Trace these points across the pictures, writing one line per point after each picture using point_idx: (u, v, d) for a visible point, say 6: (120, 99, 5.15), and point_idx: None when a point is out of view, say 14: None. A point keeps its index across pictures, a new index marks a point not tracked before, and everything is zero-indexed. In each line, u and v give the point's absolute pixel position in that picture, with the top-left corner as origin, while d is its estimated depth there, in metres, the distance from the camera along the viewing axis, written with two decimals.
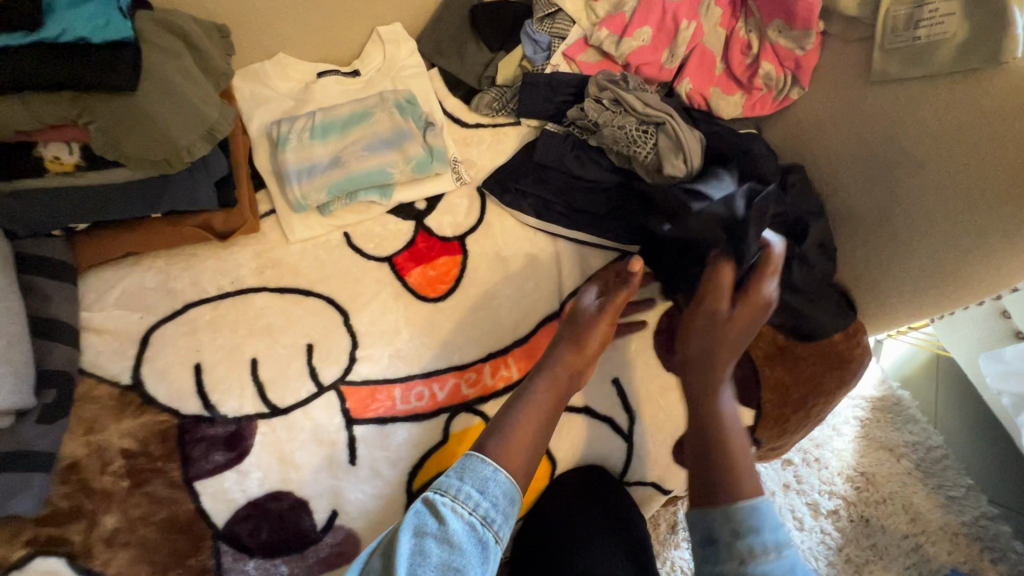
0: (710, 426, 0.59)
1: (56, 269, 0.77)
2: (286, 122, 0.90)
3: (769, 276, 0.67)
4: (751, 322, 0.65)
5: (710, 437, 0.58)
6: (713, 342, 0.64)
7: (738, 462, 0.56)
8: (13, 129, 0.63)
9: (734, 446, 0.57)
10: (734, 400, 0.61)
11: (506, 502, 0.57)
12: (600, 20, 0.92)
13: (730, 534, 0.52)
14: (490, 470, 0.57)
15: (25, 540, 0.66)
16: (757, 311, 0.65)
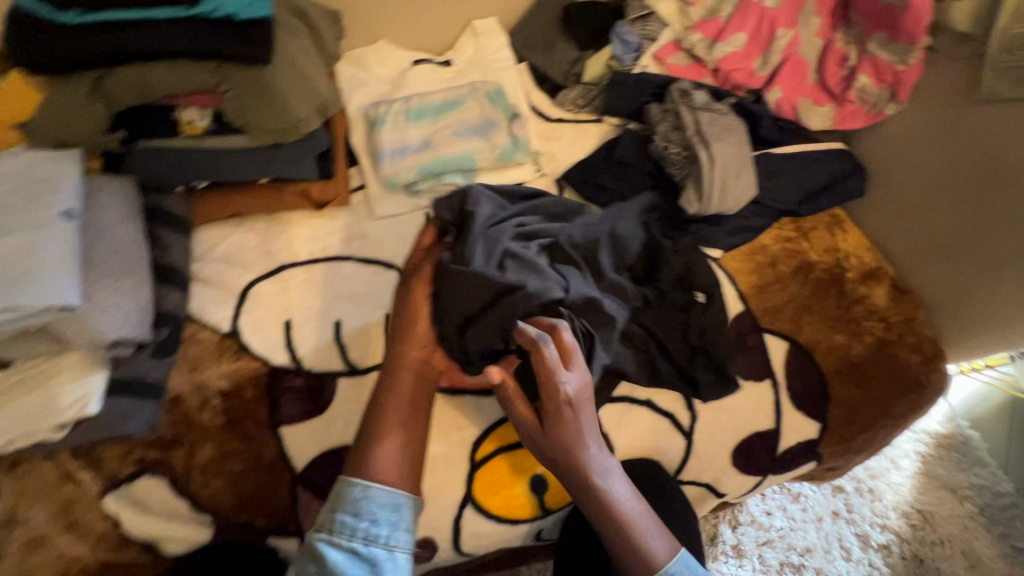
0: (598, 512, 0.64)
1: (176, 222, 0.85)
2: (384, 105, 0.96)
3: (549, 370, 0.60)
4: (563, 421, 0.62)
5: (612, 529, 0.64)
6: (545, 449, 0.65)
7: (635, 540, 0.63)
8: (162, 93, 0.71)
9: (630, 527, 0.63)
10: (626, 483, 0.66)
11: (389, 512, 0.63)
12: (694, 24, 0.95)
13: None
14: (358, 489, 0.63)
15: (134, 459, 0.75)
16: (564, 411, 0.62)
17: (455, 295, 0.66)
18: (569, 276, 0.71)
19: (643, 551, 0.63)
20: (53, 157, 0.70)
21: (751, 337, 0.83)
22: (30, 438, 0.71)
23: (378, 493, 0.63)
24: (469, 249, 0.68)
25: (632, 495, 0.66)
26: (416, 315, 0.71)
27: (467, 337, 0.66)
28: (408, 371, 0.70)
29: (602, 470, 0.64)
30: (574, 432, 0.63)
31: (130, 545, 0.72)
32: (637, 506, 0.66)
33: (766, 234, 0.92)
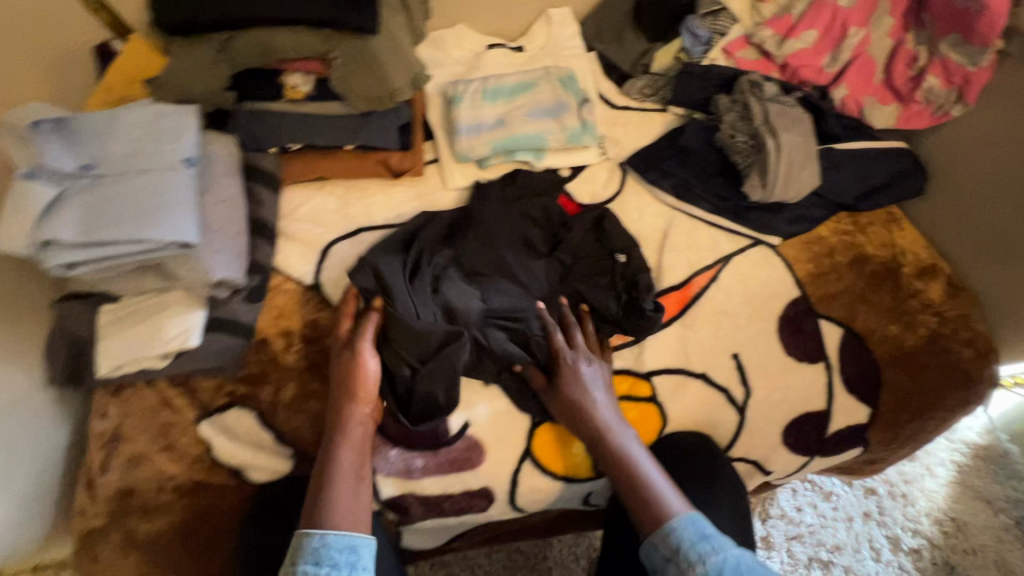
0: (611, 466, 0.74)
1: (269, 180, 0.92)
2: (462, 83, 1.01)
3: (557, 344, 0.82)
4: (573, 383, 0.79)
5: (625, 486, 0.73)
6: (562, 415, 0.79)
7: (647, 495, 0.71)
8: (276, 56, 0.77)
9: (640, 482, 0.72)
10: (643, 452, 0.75)
11: (347, 554, 0.64)
12: (765, 21, 0.98)
13: (670, 553, 0.65)
14: (315, 539, 0.64)
15: (225, 393, 0.81)
16: (573, 375, 0.80)
17: (415, 347, 0.80)
18: (454, 297, 0.85)
19: (653, 505, 0.70)
20: (177, 112, 0.77)
21: (807, 322, 0.87)
22: (134, 366, 0.79)
23: (333, 538, 0.64)
24: (414, 317, 0.81)
25: (648, 461, 0.75)
26: (356, 376, 0.77)
27: (414, 381, 0.80)
28: (356, 423, 0.75)
29: (615, 431, 0.76)
30: (583, 393, 0.78)
31: (218, 469, 0.79)
32: (655, 472, 0.73)
33: (825, 226, 0.94)
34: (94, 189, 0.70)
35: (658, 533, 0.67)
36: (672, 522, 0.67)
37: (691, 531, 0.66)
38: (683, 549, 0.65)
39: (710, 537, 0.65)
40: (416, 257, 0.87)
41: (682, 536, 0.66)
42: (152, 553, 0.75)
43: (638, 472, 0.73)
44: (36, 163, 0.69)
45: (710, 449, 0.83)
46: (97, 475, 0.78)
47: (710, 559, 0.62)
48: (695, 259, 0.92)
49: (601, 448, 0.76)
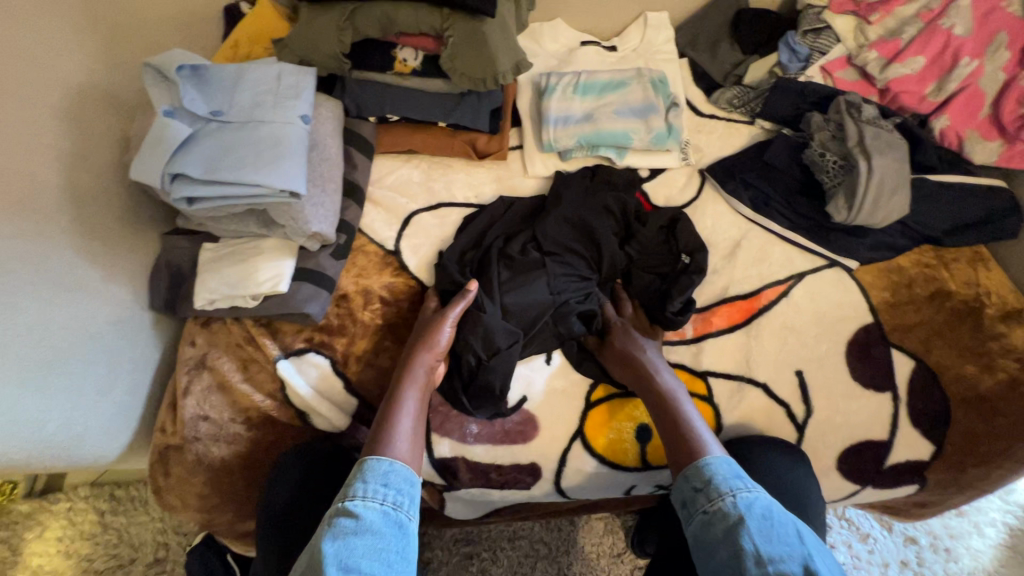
0: (654, 410, 0.78)
1: (365, 147, 0.96)
2: (556, 76, 1.03)
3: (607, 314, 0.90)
4: (624, 338, 0.85)
5: (669, 432, 0.75)
6: (618, 372, 0.84)
7: (689, 436, 0.73)
8: (399, 29, 0.84)
9: (682, 423, 0.75)
10: (691, 406, 0.78)
11: (407, 486, 0.68)
12: (870, 42, 0.97)
13: (703, 483, 0.68)
14: (382, 463, 0.68)
15: (304, 337, 0.86)
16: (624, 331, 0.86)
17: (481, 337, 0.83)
18: (521, 292, 0.86)
19: (691, 441, 0.72)
20: (299, 71, 0.83)
21: (878, 350, 0.86)
22: (227, 302, 0.84)
23: (397, 467, 0.69)
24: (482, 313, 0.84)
25: (694, 410, 0.77)
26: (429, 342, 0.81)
27: (480, 368, 0.82)
28: (420, 377, 0.79)
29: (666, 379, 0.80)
30: (636, 343, 0.84)
31: (289, 408, 0.85)
32: (697, 418, 0.76)
33: (905, 257, 0.92)
34: (221, 133, 0.77)
35: (692, 466, 0.70)
36: (705, 457, 0.70)
37: (724, 469, 0.68)
38: (715, 482, 0.67)
39: (742, 478, 0.68)
40: (480, 255, 0.90)
41: (715, 471, 0.68)
42: (218, 472, 0.83)
43: (679, 415, 0.76)
44: (174, 104, 0.77)
45: (775, 446, 0.81)
46: (181, 397, 0.82)
47: (741, 493, 0.65)
48: (767, 273, 0.92)
49: (647, 394, 0.80)
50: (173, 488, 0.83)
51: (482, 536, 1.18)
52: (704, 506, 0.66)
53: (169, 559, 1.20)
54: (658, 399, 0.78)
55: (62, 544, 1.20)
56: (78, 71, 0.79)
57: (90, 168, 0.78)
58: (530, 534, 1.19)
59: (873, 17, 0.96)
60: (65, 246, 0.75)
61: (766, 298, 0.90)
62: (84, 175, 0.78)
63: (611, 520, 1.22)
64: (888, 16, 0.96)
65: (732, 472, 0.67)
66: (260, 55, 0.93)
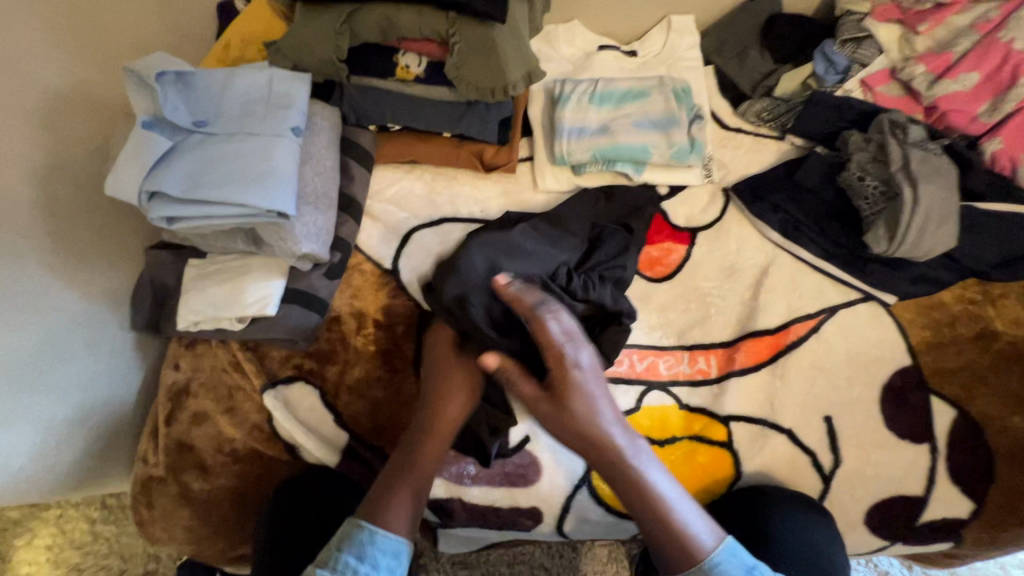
0: (622, 490, 0.65)
1: (364, 158, 0.90)
2: (570, 83, 0.95)
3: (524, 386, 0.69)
4: (565, 416, 0.67)
5: (647, 518, 0.63)
6: (564, 427, 0.67)
7: (672, 526, 0.62)
8: (401, 34, 0.77)
9: (663, 512, 0.63)
10: (665, 477, 0.65)
11: (388, 559, 0.63)
12: (917, 55, 0.89)
13: None
14: (364, 533, 0.63)
15: (293, 364, 0.81)
16: (559, 403, 0.67)
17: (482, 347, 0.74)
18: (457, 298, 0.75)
19: (680, 535, 0.62)
20: (292, 78, 0.77)
21: (915, 397, 0.79)
22: (212, 324, 0.79)
23: (383, 538, 0.63)
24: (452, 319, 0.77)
25: (671, 484, 0.65)
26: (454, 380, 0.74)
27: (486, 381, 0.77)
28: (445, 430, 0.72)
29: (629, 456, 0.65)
30: (582, 412, 0.66)
31: (276, 441, 0.79)
32: (681, 498, 0.64)
33: (948, 291, 0.84)
34: (205, 145, 0.72)
35: (690, 570, 0.61)
36: (713, 556, 0.61)
37: (736, 565, 0.61)
38: None
39: (756, 570, 0.61)
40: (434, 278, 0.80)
41: (727, 569, 0.61)
42: (200, 506, 0.78)
43: (654, 504, 0.63)
44: (155, 112, 0.72)
45: (799, 500, 0.74)
46: (163, 425, 0.78)
47: None
48: (796, 305, 0.85)
49: (608, 468, 0.66)
50: (157, 521, 0.78)
51: (480, 560, 1.08)
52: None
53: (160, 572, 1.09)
54: (629, 479, 0.65)
55: (51, 552, 1.09)
56: (55, 76, 0.73)
57: (67, 181, 0.73)
58: (530, 559, 1.09)
59: (921, 27, 0.89)
60: (38, 267, 0.71)
61: (792, 334, 0.83)
62: (59, 188, 0.73)
63: (614, 547, 1.13)
64: (939, 26, 0.88)
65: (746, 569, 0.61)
66: (253, 57, 0.87)
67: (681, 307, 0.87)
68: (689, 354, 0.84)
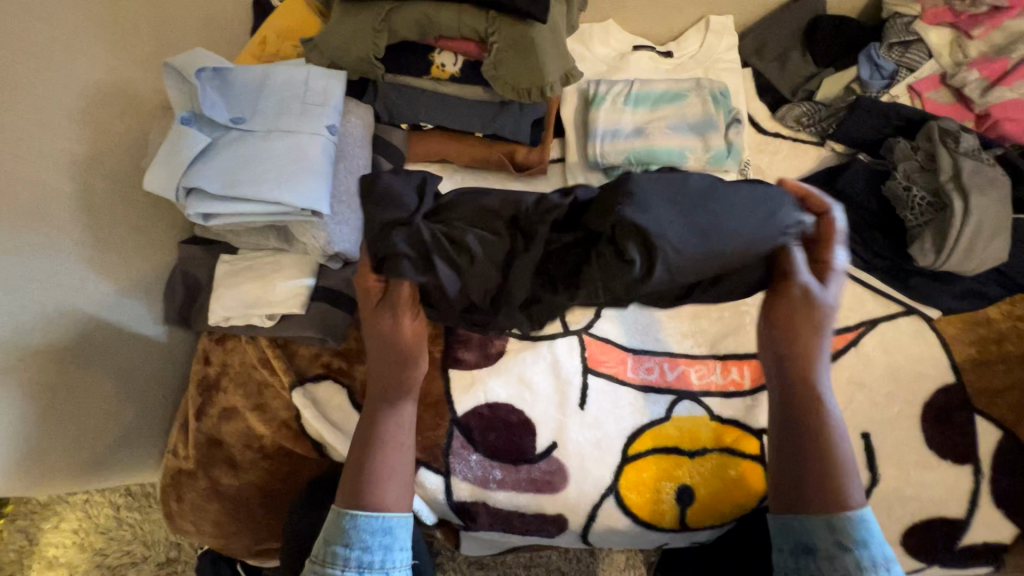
0: (796, 420, 0.57)
1: (395, 157, 0.89)
2: (606, 84, 0.93)
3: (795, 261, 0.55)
4: (807, 333, 0.57)
5: (816, 456, 0.55)
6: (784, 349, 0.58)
7: (832, 471, 0.54)
8: (440, 32, 0.76)
9: (828, 454, 0.55)
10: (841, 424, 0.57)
11: (381, 536, 0.58)
12: (971, 60, 0.86)
13: (837, 544, 0.51)
14: (348, 520, 0.58)
15: (321, 363, 0.81)
16: (812, 312, 0.56)
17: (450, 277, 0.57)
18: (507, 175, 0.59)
19: (831, 482, 0.54)
20: (328, 75, 0.77)
21: (958, 416, 0.76)
22: (242, 319, 0.78)
23: (367, 520, 0.58)
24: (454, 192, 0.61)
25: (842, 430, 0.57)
26: (401, 341, 0.62)
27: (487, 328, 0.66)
28: (410, 395, 0.65)
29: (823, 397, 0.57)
30: (816, 332, 0.57)
31: (304, 438, 0.79)
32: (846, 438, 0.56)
33: (995, 308, 0.81)
34: (241, 141, 0.72)
35: (830, 515, 0.52)
36: (861, 510, 0.52)
37: (875, 531, 0.52)
38: (865, 546, 0.51)
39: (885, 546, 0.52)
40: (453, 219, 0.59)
41: (870, 530, 0.51)
42: (229, 500, 0.78)
43: (823, 441, 0.55)
44: (193, 108, 0.72)
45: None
46: (194, 419, 0.79)
47: (894, 567, 0.50)
48: (835, 317, 0.83)
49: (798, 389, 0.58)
50: (186, 513, 0.79)
51: (496, 560, 1.05)
52: (844, 570, 0.50)
53: (181, 559, 1.10)
54: (812, 408, 0.57)
55: (77, 536, 1.11)
56: (96, 70, 0.74)
57: (105, 174, 0.74)
58: (547, 562, 1.06)
59: (976, 31, 0.86)
60: (75, 260, 0.71)
61: (830, 347, 0.81)
62: (98, 181, 0.73)
63: (633, 553, 1.08)
64: (993, 31, 0.86)
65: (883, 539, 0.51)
66: (288, 52, 0.87)
67: (714, 315, 0.85)
68: (722, 364, 0.82)
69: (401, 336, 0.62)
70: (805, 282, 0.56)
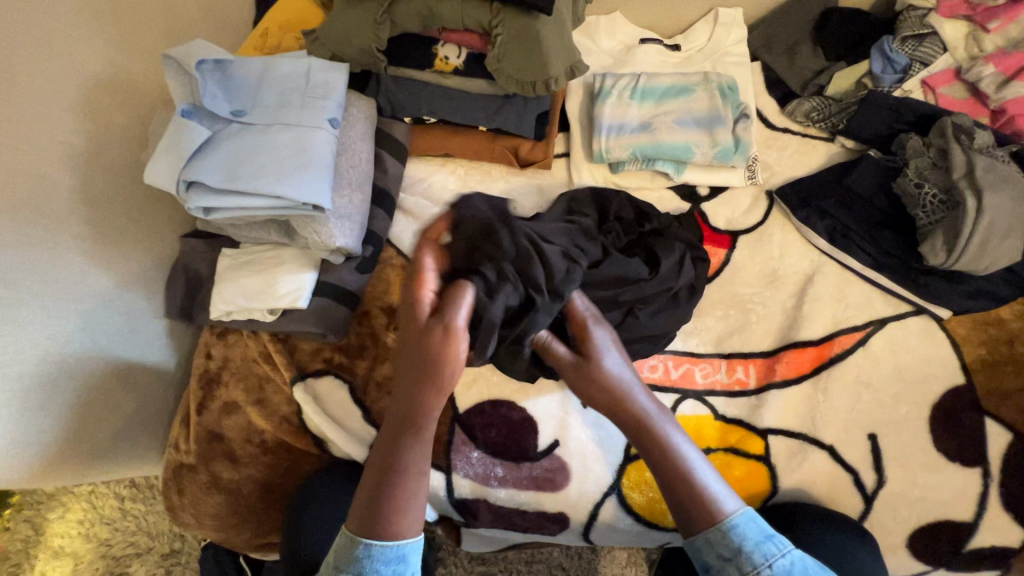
0: (649, 462, 0.62)
1: (397, 150, 0.88)
2: (611, 77, 0.91)
3: (558, 349, 0.68)
4: (598, 382, 0.64)
5: (680, 491, 0.60)
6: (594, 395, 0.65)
7: (700, 493, 0.59)
8: (442, 23, 0.74)
9: (688, 478, 0.60)
10: (692, 447, 0.63)
11: (394, 564, 0.59)
12: (986, 54, 0.84)
13: (719, 557, 0.57)
14: (361, 549, 0.58)
15: (322, 358, 0.80)
16: (590, 369, 0.65)
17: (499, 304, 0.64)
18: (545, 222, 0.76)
19: (704, 503, 0.59)
20: (330, 67, 0.76)
21: (968, 418, 0.75)
22: (243, 314, 0.78)
23: (382, 549, 0.58)
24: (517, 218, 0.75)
25: (696, 451, 0.62)
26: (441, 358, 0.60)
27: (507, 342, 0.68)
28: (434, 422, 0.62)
29: (651, 416, 0.63)
30: (609, 378, 0.65)
31: (305, 434, 0.79)
32: (698, 458, 0.62)
33: (1007, 308, 0.80)
34: (242, 135, 0.71)
35: (706, 533, 0.58)
36: (732, 518, 0.58)
37: (752, 530, 0.58)
38: (747, 550, 0.57)
39: (773, 538, 0.58)
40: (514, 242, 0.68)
41: (744, 534, 0.57)
42: (230, 494, 0.78)
43: (678, 467, 0.61)
44: (194, 101, 0.71)
45: (840, 519, 0.71)
46: (195, 413, 0.79)
47: (778, 561, 0.56)
48: (842, 316, 0.81)
49: (638, 434, 0.63)
50: (187, 507, 0.79)
51: (498, 556, 1.05)
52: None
53: (184, 551, 1.11)
54: (652, 445, 0.62)
55: (83, 526, 1.12)
56: (96, 60, 0.73)
57: (105, 166, 0.73)
58: (548, 558, 1.05)
59: (992, 24, 0.84)
60: (75, 254, 0.71)
61: (836, 345, 0.80)
62: (98, 173, 0.73)
63: (634, 551, 1.08)
64: (1009, 23, 0.83)
65: (763, 535, 0.57)
66: (289, 44, 0.85)
67: (719, 313, 0.84)
68: (727, 363, 0.81)
69: (442, 348, 0.60)
70: (597, 335, 0.67)
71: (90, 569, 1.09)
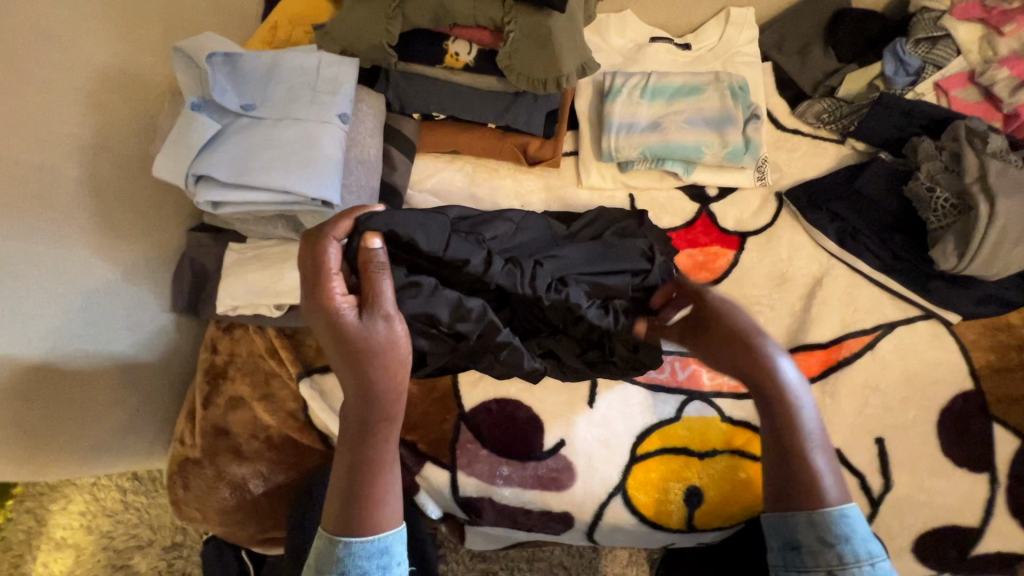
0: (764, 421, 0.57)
1: (406, 147, 0.88)
2: (621, 75, 0.90)
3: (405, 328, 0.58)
4: (727, 332, 0.60)
5: (794, 463, 0.54)
6: (731, 346, 0.60)
7: (807, 469, 0.53)
8: (454, 19, 0.74)
9: (802, 447, 0.54)
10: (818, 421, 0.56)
11: (377, 558, 0.53)
12: (1000, 57, 0.84)
13: (816, 541, 0.52)
14: (341, 548, 0.52)
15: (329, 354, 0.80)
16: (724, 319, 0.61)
17: (421, 303, 0.65)
18: (517, 229, 0.77)
19: (812, 483, 0.53)
20: (340, 62, 0.76)
21: (976, 423, 0.75)
22: (249, 309, 0.77)
23: (362, 545, 0.53)
24: (489, 218, 0.77)
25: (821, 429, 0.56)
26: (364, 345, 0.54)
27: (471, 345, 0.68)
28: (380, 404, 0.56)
29: (788, 383, 0.56)
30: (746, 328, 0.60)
31: (311, 430, 0.79)
32: (822, 445, 0.55)
33: (1016, 313, 0.80)
34: (252, 129, 0.71)
35: (811, 513, 0.52)
36: (842, 509, 0.52)
37: (860, 527, 0.52)
38: (852, 542, 0.51)
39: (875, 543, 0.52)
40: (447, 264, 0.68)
41: (853, 527, 0.51)
42: (235, 489, 0.78)
43: (796, 431, 0.55)
44: (203, 95, 0.71)
45: None
46: (200, 408, 0.78)
47: (880, 563, 0.50)
48: (851, 319, 0.81)
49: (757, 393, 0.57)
50: (191, 502, 0.79)
51: (500, 554, 1.05)
52: (827, 564, 0.51)
53: (187, 544, 1.11)
54: (769, 407, 0.56)
55: (85, 518, 1.12)
56: (105, 53, 0.73)
57: (113, 159, 0.73)
58: (549, 557, 1.05)
59: (1006, 27, 0.83)
60: (82, 246, 0.70)
61: (844, 348, 0.80)
62: (106, 167, 0.72)
63: (636, 550, 1.08)
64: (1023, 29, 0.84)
65: (867, 535, 0.51)
66: (299, 39, 0.85)
67: None
68: None
69: (362, 326, 0.55)
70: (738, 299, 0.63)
71: (93, 561, 1.10)
